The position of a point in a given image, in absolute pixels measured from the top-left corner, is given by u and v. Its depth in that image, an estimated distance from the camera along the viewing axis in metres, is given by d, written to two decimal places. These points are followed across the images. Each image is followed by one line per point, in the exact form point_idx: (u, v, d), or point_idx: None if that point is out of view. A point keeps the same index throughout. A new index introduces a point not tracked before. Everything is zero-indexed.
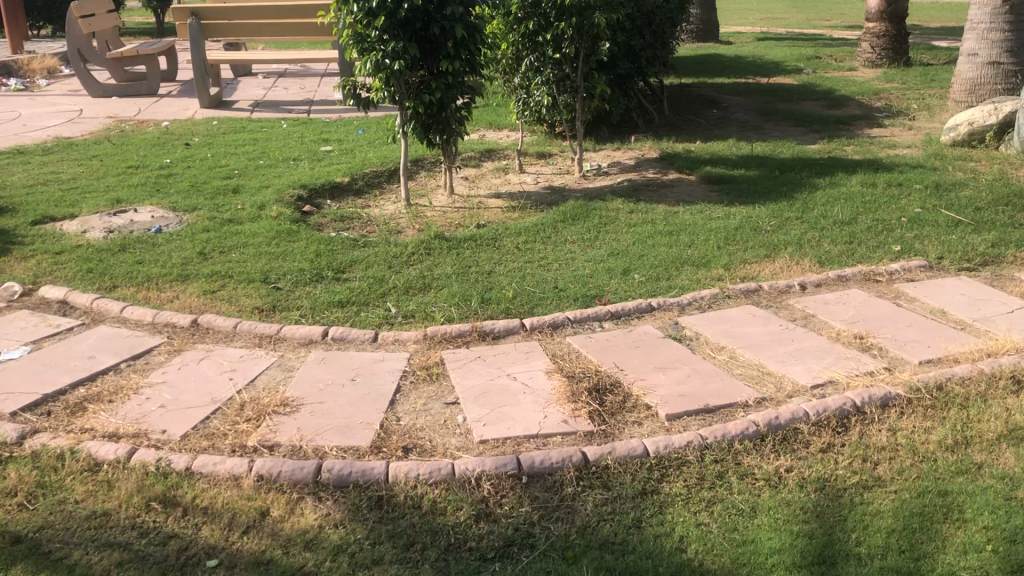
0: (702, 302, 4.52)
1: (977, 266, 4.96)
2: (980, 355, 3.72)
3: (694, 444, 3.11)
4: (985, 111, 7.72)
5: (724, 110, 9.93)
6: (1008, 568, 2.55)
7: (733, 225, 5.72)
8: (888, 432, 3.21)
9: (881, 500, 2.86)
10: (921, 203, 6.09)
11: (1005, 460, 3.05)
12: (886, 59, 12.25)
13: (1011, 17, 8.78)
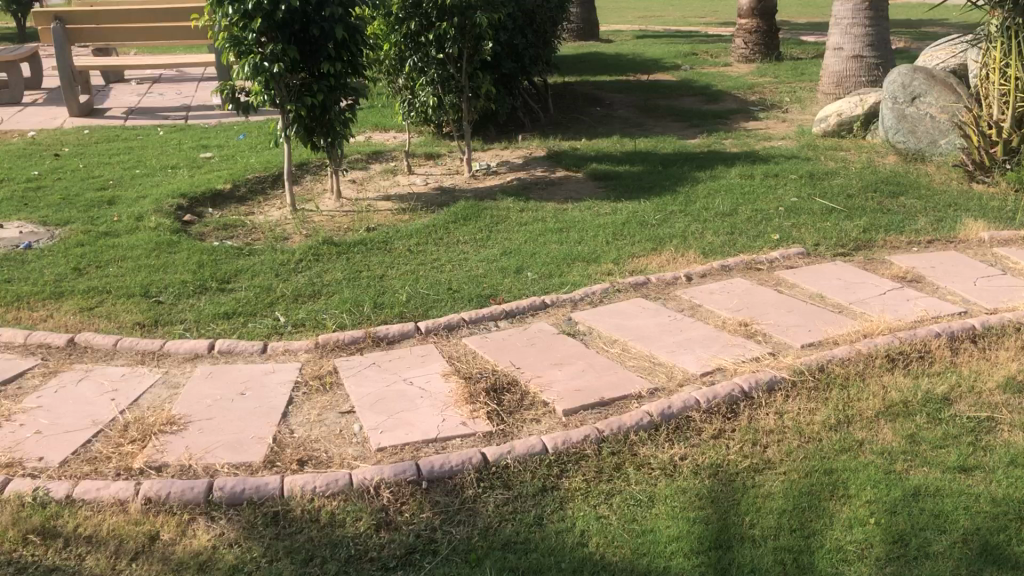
0: (594, 297, 4.58)
1: (850, 251, 5.19)
2: (857, 336, 3.88)
3: (591, 438, 3.14)
4: (852, 103, 8.08)
5: (607, 107, 10.11)
6: (890, 538, 2.66)
7: (621, 220, 5.82)
8: (775, 415, 3.32)
9: (771, 482, 2.95)
10: (796, 192, 6.33)
11: (883, 435, 3.19)
12: (758, 54, 12.69)
13: (870, 13, 9.23)
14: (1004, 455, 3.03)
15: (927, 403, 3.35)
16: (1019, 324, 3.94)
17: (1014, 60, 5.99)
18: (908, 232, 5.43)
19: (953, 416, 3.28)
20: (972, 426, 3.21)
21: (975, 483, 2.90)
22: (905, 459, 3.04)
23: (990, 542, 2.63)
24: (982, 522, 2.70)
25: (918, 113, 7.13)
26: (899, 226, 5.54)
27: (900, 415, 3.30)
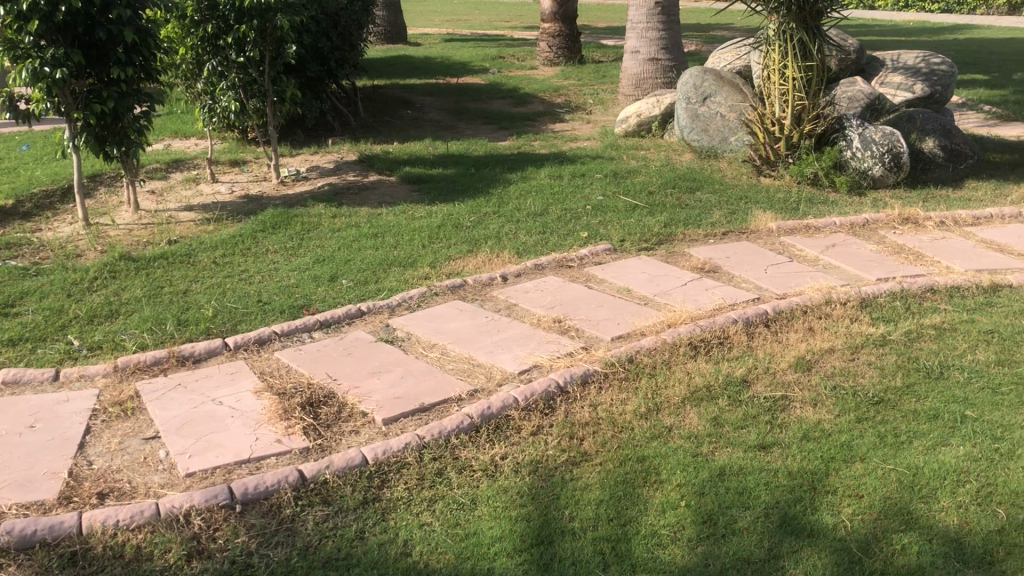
0: (411, 302, 4.54)
1: (654, 245, 5.43)
2: (662, 327, 4.05)
3: (411, 445, 3.11)
4: (650, 104, 8.46)
5: (418, 110, 10.09)
6: (700, 518, 2.78)
7: (435, 223, 5.81)
8: (589, 408, 3.41)
9: (589, 474, 3.03)
10: (602, 190, 6.55)
11: (690, 420, 3.34)
12: (561, 57, 13.06)
13: (663, 17, 9.70)
14: (797, 430, 3.24)
15: (727, 386, 3.55)
16: (807, 307, 4.23)
17: (790, 62, 6.45)
18: (706, 225, 5.73)
19: (752, 397, 3.48)
20: (768, 405, 3.42)
21: (773, 459, 3.08)
22: (711, 442, 3.20)
23: (788, 512, 2.79)
24: (781, 495, 2.87)
25: (710, 112, 7.55)
26: (697, 220, 5.85)
27: (704, 399, 3.47)
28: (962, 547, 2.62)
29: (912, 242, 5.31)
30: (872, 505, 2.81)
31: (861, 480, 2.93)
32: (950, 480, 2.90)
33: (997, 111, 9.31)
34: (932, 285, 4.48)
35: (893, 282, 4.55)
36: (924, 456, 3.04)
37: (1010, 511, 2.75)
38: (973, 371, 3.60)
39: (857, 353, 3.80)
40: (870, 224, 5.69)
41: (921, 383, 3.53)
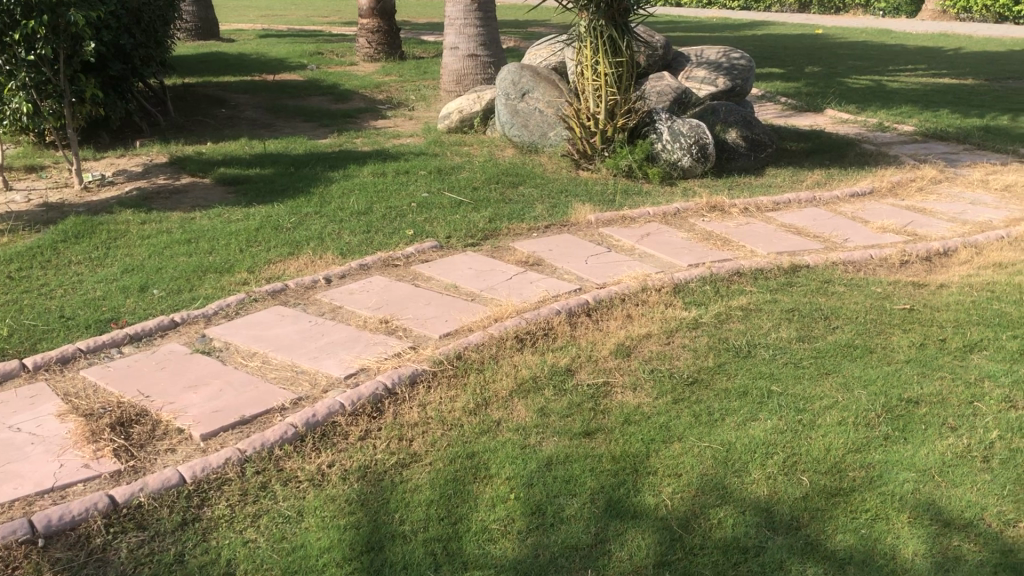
0: (229, 309, 4.36)
1: (479, 240, 5.46)
2: (488, 322, 4.07)
3: (232, 459, 2.98)
4: (471, 100, 8.51)
5: (233, 109, 9.72)
6: (529, 510, 2.82)
7: (253, 226, 5.61)
8: (418, 407, 3.39)
9: (418, 475, 3.01)
10: (426, 187, 6.53)
11: (517, 412, 3.38)
12: (381, 54, 12.93)
13: (480, 14, 9.77)
14: (619, 416, 3.34)
15: (553, 377, 3.61)
16: (625, 295, 4.37)
17: (601, 58, 6.64)
18: (528, 219, 5.82)
19: (576, 385, 3.56)
20: (591, 393, 3.51)
21: (597, 445, 3.16)
22: (538, 432, 3.25)
23: (613, 497, 2.87)
24: (605, 480, 2.95)
25: (529, 108, 7.68)
26: (520, 214, 5.93)
27: (531, 391, 3.52)
28: (771, 516, 2.76)
29: (720, 229, 5.59)
30: (690, 483, 2.93)
31: (679, 459, 3.05)
32: (759, 453, 3.06)
33: (792, 103, 9.97)
34: (738, 268, 4.72)
35: (703, 268, 4.77)
36: (735, 432, 3.20)
37: (813, 477, 2.93)
38: (777, 348, 3.83)
39: (673, 337, 3.95)
40: (682, 213, 5.94)
41: (731, 362, 3.72)
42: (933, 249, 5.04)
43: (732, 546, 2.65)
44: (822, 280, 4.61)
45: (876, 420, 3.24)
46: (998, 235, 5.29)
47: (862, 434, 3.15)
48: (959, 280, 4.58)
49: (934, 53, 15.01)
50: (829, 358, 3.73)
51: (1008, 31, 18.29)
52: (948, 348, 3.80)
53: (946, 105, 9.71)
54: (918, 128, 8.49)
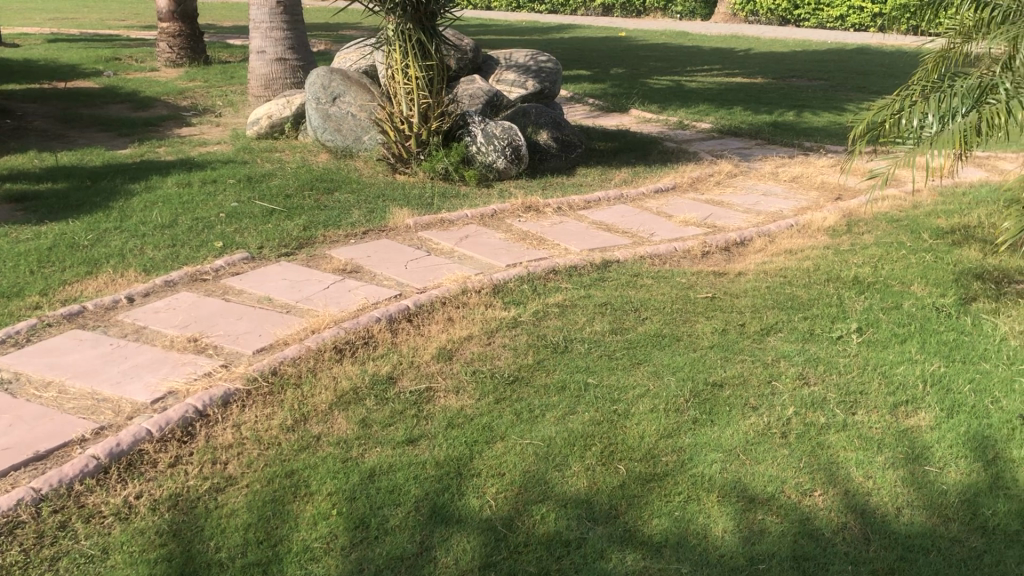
0: (19, 337, 4.03)
1: (293, 250, 5.30)
2: (305, 334, 3.96)
3: (26, 500, 2.75)
4: (281, 105, 8.28)
5: (19, 119, 9.01)
6: (352, 524, 2.77)
7: (45, 245, 5.21)
8: (232, 428, 3.26)
9: (234, 498, 2.89)
10: (236, 197, 6.29)
11: (338, 425, 3.31)
12: (185, 58, 12.35)
13: (287, 17, 9.52)
14: (442, 420, 3.33)
15: (374, 386, 3.56)
16: (444, 298, 4.37)
17: (411, 61, 6.61)
18: (345, 226, 5.72)
19: (397, 393, 3.52)
20: (413, 399, 3.48)
21: (421, 452, 3.14)
22: (360, 444, 3.19)
23: (437, 502, 2.87)
24: (429, 486, 2.94)
25: (341, 112, 7.55)
26: (336, 221, 5.82)
27: (351, 402, 3.45)
28: (591, 507, 2.83)
29: (535, 228, 5.70)
30: (513, 481, 2.96)
31: (502, 459, 3.08)
32: (578, 446, 3.14)
33: (600, 103, 10.32)
34: (553, 266, 4.83)
35: (520, 267, 4.84)
36: (555, 427, 3.27)
37: (629, 466, 3.03)
38: (592, 343, 3.94)
39: (492, 338, 3.99)
40: (498, 214, 6.02)
41: (550, 358, 3.79)
42: (731, 239, 5.34)
43: (555, 540, 2.69)
44: (632, 274, 4.78)
45: (685, 405, 3.39)
46: (788, 224, 5.67)
47: (673, 419, 3.29)
48: (755, 268, 4.88)
49: (727, 54, 15.95)
50: (640, 348, 3.88)
51: (791, 33, 19.71)
52: (747, 332, 4.04)
53: (740, 104, 10.33)
54: (714, 125, 8.98)
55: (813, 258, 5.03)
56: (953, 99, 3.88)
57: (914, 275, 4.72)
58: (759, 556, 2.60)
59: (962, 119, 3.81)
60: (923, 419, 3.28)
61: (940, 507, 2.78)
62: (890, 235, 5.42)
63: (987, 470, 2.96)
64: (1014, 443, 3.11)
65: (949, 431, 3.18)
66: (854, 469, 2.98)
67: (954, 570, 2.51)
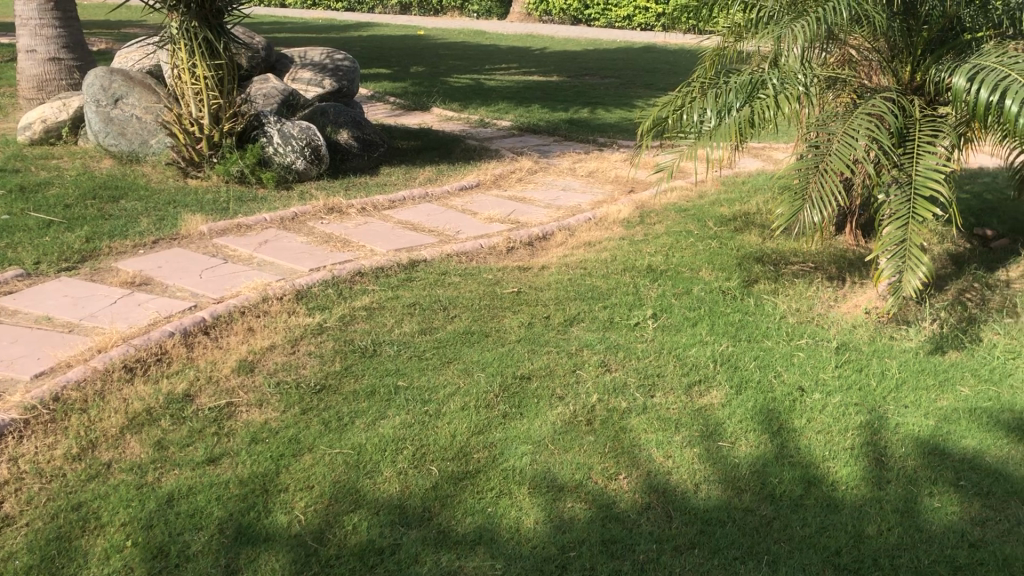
0: None
1: (76, 264, 4.92)
2: (90, 354, 3.67)
3: None
4: (55, 108, 7.68)
5: None
6: (149, 555, 2.60)
7: None
8: (9, 463, 2.98)
9: (12, 540, 2.64)
10: (7, 209, 5.77)
11: (131, 450, 3.10)
12: None
13: (58, 14, 8.87)
14: (245, 435, 3.19)
15: (170, 405, 3.36)
16: (244, 307, 4.19)
17: (199, 61, 6.29)
18: (133, 236, 5.37)
19: (196, 411, 3.34)
20: (213, 416, 3.31)
21: (223, 471, 2.99)
22: (156, 468, 3.00)
23: (243, 523, 2.74)
24: (233, 506, 2.81)
25: (124, 114, 7.08)
26: (122, 230, 5.46)
27: (145, 424, 3.24)
28: (404, 511, 2.80)
29: (338, 230, 5.58)
30: (323, 493, 2.88)
31: (310, 471, 2.99)
32: (389, 450, 3.09)
33: (400, 102, 10.26)
34: (358, 269, 4.74)
35: (324, 271, 4.72)
36: (365, 433, 3.20)
37: (441, 466, 3.01)
38: (400, 344, 3.89)
39: (297, 346, 3.86)
40: (299, 217, 5.85)
41: (357, 363, 3.72)
42: (533, 234, 5.45)
43: (368, 548, 2.64)
44: (439, 272, 4.78)
45: (495, 400, 3.41)
46: (587, 217, 5.85)
47: (483, 416, 3.30)
48: (558, 261, 5.00)
49: (523, 53, 16.28)
50: (448, 347, 3.87)
51: (582, 31, 20.47)
52: (552, 324, 4.12)
53: (537, 101, 10.58)
54: (513, 122, 9.15)
55: (610, 249, 5.22)
56: (728, 94, 4.13)
57: (703, 261, 5.00)
58: (569, 544, 2.64)
59: (737, 114, 4.06)
60: (715, 397, 3.47)
61: (733, 480, 2.94)
62: (680, 225, 5.70)
63: (773, 441, 3.16)
64: (796, 413, 3.35)
65: (739, 406, 3.38)
66: (655, 450, 3.10)
67: (747, 538, 2.66)
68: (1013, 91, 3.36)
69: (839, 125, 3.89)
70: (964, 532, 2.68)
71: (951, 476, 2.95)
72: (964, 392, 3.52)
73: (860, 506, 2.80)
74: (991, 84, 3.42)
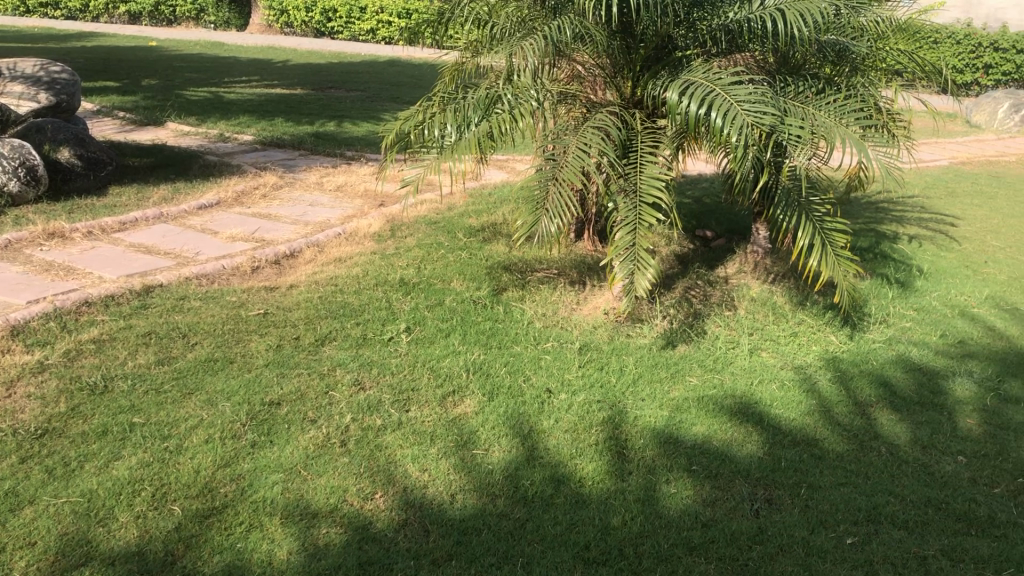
0: None
1: None
2: None
3: None
4: None
5: None
6: None
7: None
8: None
9: None
10: None
11: None
12: None
13: None
14: None
15: None
16: None
17: None
18: None
19: None
20: None
21: None
22: None
23: None
24: None
25: None
26: None
27: None
28: (144, 558, 2.59)
29: (60, 257, 5.12)
30: (48, 549, 2.61)
31: (32, 526, 2.70)
32: (124, 494, 2.86)
33: (131, 117, 9.61)
34: (85, 298, 4.37)
35: (44, 302, 4.30)
36: (96, 477, 2.94)
37: (184, 505, 2.82)
38: (135, 378, 3.62)
39: (13, 389, 3.48)
40: (13, 244, 5.30)
41: (86, 403, 3.41)
42: (280, 252, 5.28)
43: None
44: (177, 297, 4.51)
45: (242, 429, 3.26)
46: (336, 233, 5.76)
47: (230, 447, 3.14)
48: (306, 279, 4.87)
49: (265, 65, 15.82)
50: (190, 377, 3.65)
51: (327, 44, 20.22)
52: (302, 345, 4.01)
53: (281, 115, 10.30)
54: (256, 137, 8.85)
55: (361, 264, 5.16)
56: (466, 109, 4.20)
57: (453, 272, 5.06)
58: (325, 571, 2.57)
59: (475, 130, 4.14)
60: (468, 406, 3.52)
61: (488, 487, 2.99)
62: (430, 237, 5.75)
63: (524, 444, 3.25)
64: (544, 415, 3.47)
65: (491, 413, 3.45)
66: (410, 465, 3.09)
67: (502, 543, 2.70)
68: (718, 104, 3.68)
69: (570, 138, 4.08)
70: (698, 514, 2.88)
71: (685, 461, 3.17)
72: (693, 382, 3.81)
73: (606, 499, 2.94)
74: (699, 98, 3.74)
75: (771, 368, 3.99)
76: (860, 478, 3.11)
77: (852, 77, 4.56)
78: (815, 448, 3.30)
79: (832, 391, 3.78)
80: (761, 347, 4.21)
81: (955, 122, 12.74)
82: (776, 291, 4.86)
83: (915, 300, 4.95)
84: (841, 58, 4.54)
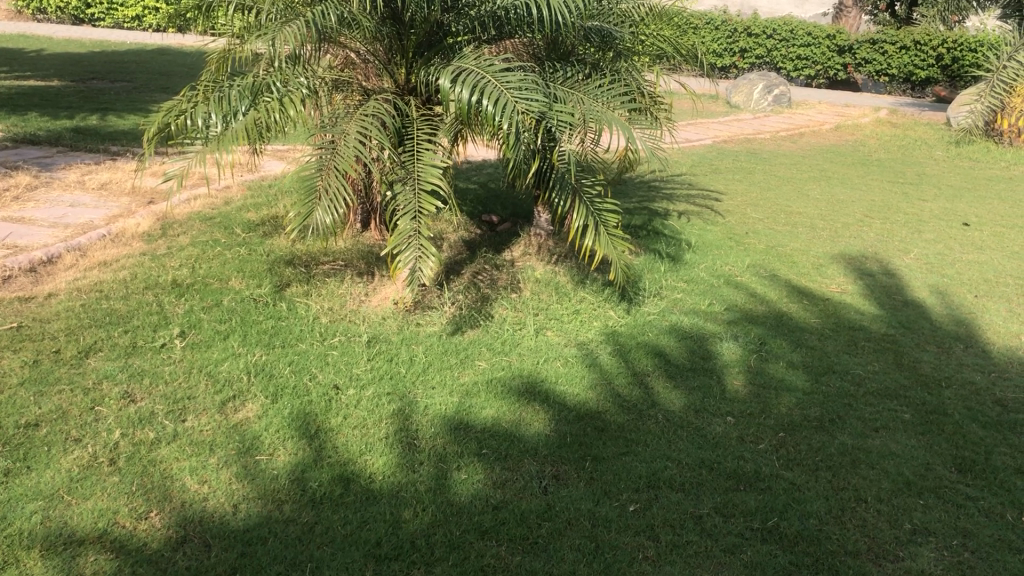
0: None
1: None
2: None
3: None
4: None
5: None
6: None
7: None
8: None
9: None
10: None
11: None
12: None
13: None
14: None
15: None
16: None
17: None
18: None
19: None
20: None
21: None
22: None
23: None
24: None
25: None
26: None
27: None
28: None
29: None
30: None
31: None
32: None
33: None
34: None
35: None
36: None
37: None
38: None
39: None
40: None
41: None
42: (35, 259, 4.83)
43: None
44: None
45: None
46: (99, 234, 5.35)
47: None
48: (67, 287, 4.49)
49: (14, 54, 14.50)
50: None
51: (87, 32, 18.79)
52: (63, 359, 3.69)
53: (34, 108, 9.47)
54: (4, 134, 8.06)
55: (128, 267, 4.82)
56: (232, 98, 3.98)
57: (231, 270, 4.83)
58: None
59: (243, 119, 3.92)
60: (250, 410, 3.37)
61: (273, 493, 2.88)
62: (205, 234, 5.47)
63: (311, 445, 3.16)
64: (332, 413, 3.38)
65: (275, 416, 3.32)
66: (188, 478, 2.92)
67: (289, 549, 2.61)
68: (489, 93, 3.69)
69: (344, 126, 3.97)
70: (488, 497, 2.91)
71: (475, 446, 3.20)
72: (481, 366, 3.85)
73: (396, 492, 2.91)
74: (470, 86, 3.73)
75: (555, 346, 4.10)
76: (640, 446, 3.25)
77: (616, 62, 4.77)
78: (598, 421, 3.42)
79: (613, 365, 3.92)
80: (546, 327, 4.31)
81: (717, 104, 13.59)
82: (558, 272, 5.00)
83: (685, 272, 5.24)
84: (605, 44, 4.72)
